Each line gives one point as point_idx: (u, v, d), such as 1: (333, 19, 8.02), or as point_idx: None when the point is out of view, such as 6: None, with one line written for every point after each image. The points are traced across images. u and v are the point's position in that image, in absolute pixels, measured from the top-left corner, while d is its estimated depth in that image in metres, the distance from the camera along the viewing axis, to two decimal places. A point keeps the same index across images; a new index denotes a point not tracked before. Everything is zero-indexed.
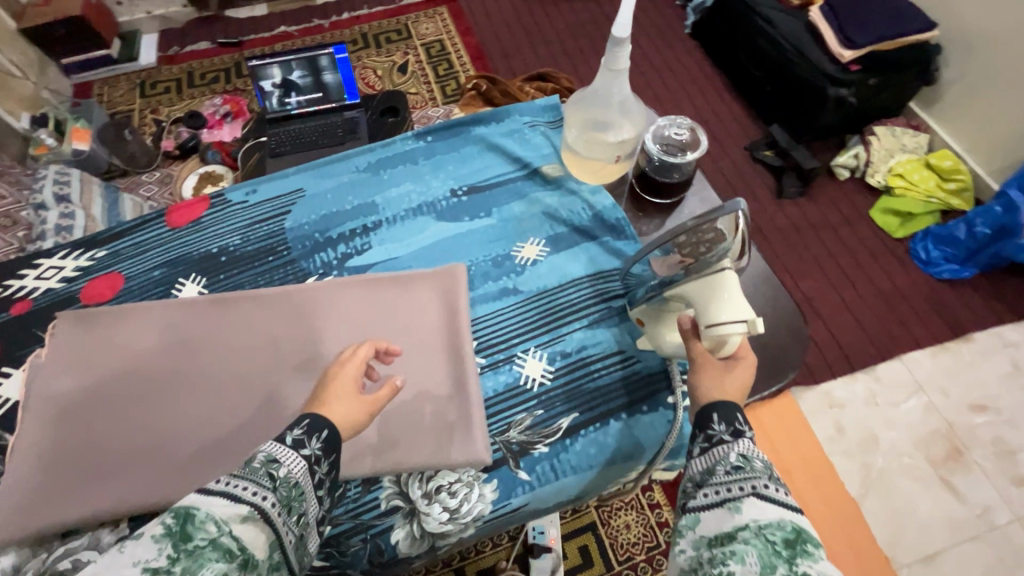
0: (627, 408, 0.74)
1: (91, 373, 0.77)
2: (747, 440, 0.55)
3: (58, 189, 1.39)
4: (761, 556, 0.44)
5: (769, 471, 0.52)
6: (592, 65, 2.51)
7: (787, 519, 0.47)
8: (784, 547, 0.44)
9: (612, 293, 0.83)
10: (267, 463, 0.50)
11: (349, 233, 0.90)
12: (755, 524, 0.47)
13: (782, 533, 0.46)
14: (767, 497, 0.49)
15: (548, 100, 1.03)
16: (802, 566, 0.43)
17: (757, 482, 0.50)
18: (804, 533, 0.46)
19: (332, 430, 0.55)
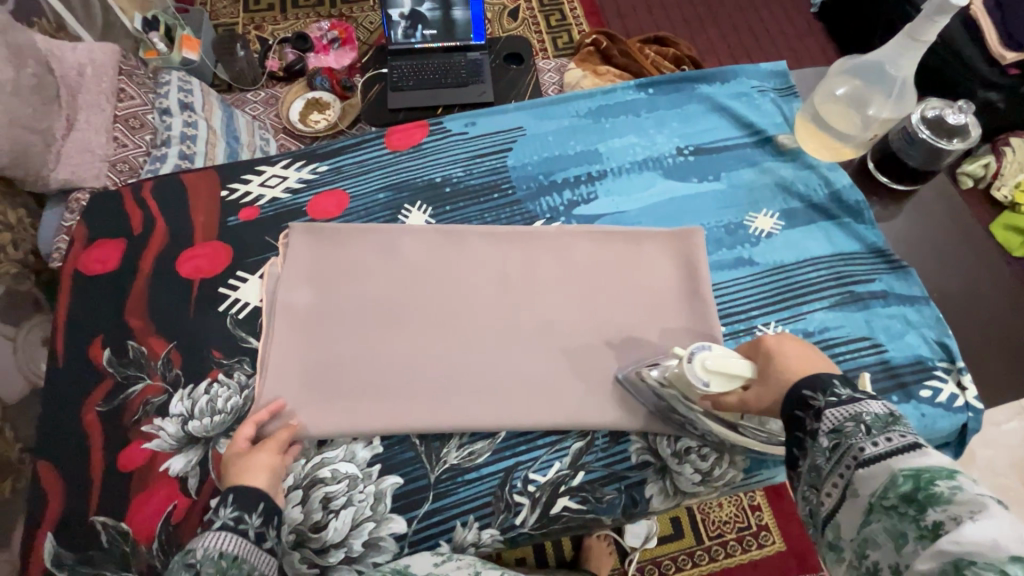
0: (877, 397, 0.72)
1: (329, 287, 0.76)
2: (833, 410, 0.45)
3: (182, 97, 1.30)
4: (887, 528, 0.38)
5: (863, 429, 0.43)
6: (709, 33, 2.24)
7: (897, 473, 0.39)
8: (906, 503, 0.37)
9: (853, 277, 0.80)
10: (184, 555, 0.53)
11: (575, 179, 0.87)
12: (876, 498, 0.39)
13: (899, 492, 0.38)
14: (871, 465, 0.41)
15: (775, 66, 0.97)
16: (932, 514, 0.36)
17: (854, 452, 0.42)
18: (925, 474, 0.38)
19: (232, 491, 0.58)
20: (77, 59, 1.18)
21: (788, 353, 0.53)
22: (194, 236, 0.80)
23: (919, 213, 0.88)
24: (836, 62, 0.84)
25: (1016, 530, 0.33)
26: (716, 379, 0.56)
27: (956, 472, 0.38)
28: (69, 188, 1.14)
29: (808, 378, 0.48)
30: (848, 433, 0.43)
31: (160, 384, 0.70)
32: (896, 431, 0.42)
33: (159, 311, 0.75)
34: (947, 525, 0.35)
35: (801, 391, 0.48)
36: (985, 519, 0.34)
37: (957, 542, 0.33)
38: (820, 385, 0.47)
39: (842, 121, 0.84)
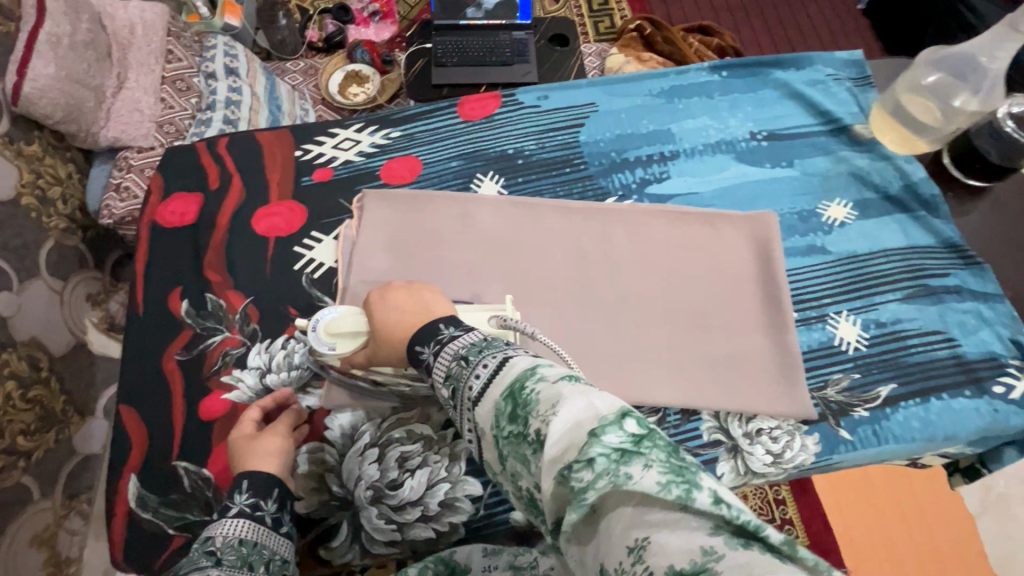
0: (949, 390, 0.72)
1: (404, 253, 0.76)
2: (441, 356, 0.50)
3: (227, 62, 1.28)
4: (515, 456, 0.41)
5: (465, 365, 0.47)
6: (754, 24, 2.20)
7: (497, 398, 0.43)
8: (509, 422, 0.41)
9: (927, 271, 0.79)
10: (204, 544, 0.51)
11: (647, 158, 0.86)
12: (496, 429, 0.42)
13: (504, 415, 0.42)
14: (480, 399, 0.44)
15: (852, 55, 0.96)
16: (532, 424, 0.39)
17: (467, 392, 0.46)
18: (517, 387, 0.42)
19: (244, 475, 0.57)
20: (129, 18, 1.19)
21: (386, 305, 0.60)
22: (270, 193, 0.80)
23: (993, 211, 0.86)
24: (924, 51, 0.83)
25: (586, 402, 0.38)
26: (341, 340, 0.65)
27: (537, 369, 0.42)
28: (117, 146, 1.14)
29: (419, 334, 0.54)
30: (461, 374, 0.47)
31: (239, 337, 0.71)
32: (486, 353, 0.47)
33: (236, 267, 0.75)
34: (542, 430, 0.38)
35: (414, 347, 0.53)
36: (566, 409, 0.38)
37: (555, 446, 0.37)
38: (430, 336, 0.52)
39: (924, 112, 0.83)
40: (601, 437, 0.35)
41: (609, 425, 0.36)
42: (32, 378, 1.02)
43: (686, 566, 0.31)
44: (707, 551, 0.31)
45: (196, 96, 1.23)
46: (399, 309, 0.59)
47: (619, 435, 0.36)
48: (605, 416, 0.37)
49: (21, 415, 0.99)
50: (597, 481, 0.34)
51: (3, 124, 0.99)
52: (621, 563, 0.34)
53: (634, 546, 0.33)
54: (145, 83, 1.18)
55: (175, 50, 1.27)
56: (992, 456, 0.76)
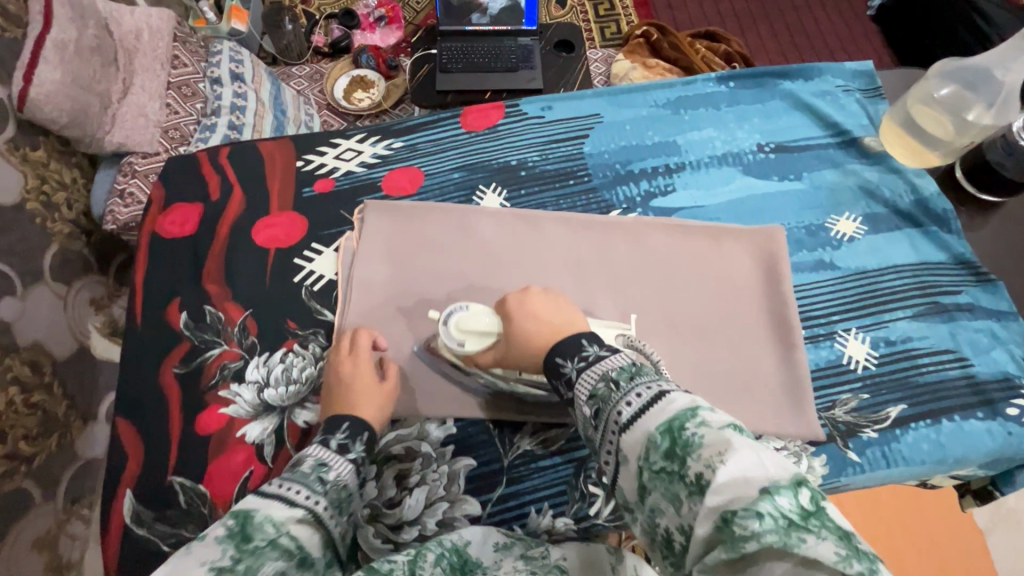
0: (961, 411, 0.70)
1: (404, 267, 0.75)
2: (587, 374, 0.52)
3: (233, 67, 1.28)
4: (663, 492, 0.42)
5: (614, 390, 0.49)
6: (761, 30, 2.18)
7: (652, 431, 0.44)
8: (664, 459, 0.42)
9: (938, 287, 0.78)
10: (318, 467, 0.53)
11: (652, 170, 0.85)
12: (644, 460, 0.44)
13: (658, 449, 0.43)
14: (629, 425, 0.46)
15: (861, 65, 0.94)
16: (692, 467, 0.41)
17: (615, 416, 0.47)
18: (676, 424, 0.43)
19: (371, 431, 0.60)
20: (135, 23, 1.19)
21: (524, 312, 0.61)
22: (270, 204, 0.80)
23: (1007, 226, 0.84)
24: (935, 64, 0.81)
25: (759, 460, 0.39)
26: (471, 337, 0.64)
27: (698, 411, 0.43)
28: (123, 153, 1.14)
29: (561, 345, 0.56)
30: (608, 397, 0.49)
31: (237, 351, 0.70)
32: (639, 382, 0.48)
33: (235, 280, 0.75)
34: (706, 474, 0.39)
35: (555, 358, 0.55)
36: (735, 459, 0.39)
37: (719, 492, 0.39)
38: (573, 351, 0.55)
39: (935, 123, 0.81)
40: (773, 497, 0.37)
41: (783, 488, 0.37)
42: (34, 383, 1.01)
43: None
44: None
45: (201, 102, 1.24)
46: (556, 317, 0.60)
47: (791, 501, 0.37)
48: (779, 479, 0.38)
49: (23, 420, 0.99)
50: (765, 533, 0.36)
51: (9, 129, 0.98)
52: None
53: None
54: (150, 88, 1.18)
55: (181, 55, 1.27)
56: (1004, 478, 0.74)
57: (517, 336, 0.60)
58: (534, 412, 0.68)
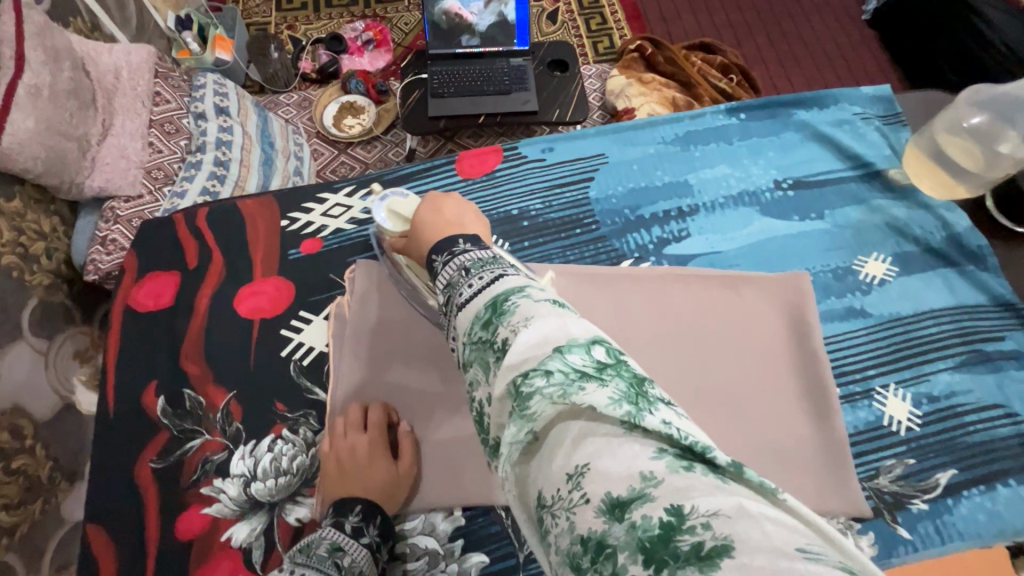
0: (1017, 474, 0.64)
1: (400, 336, 0.69)
2: (448, 266, 0.46)
3: (218, 101, 1.25)
4: (478, 365, 0.37)
5: (464, 275, 0.44)
6: (758, 39, 2.13)
7: (479, 307, 0.39)
8: (483, 328, 0.37)
9: (979, 333, 0.72)
10: (332, 552, 0.50)
11: (664, 214, 0.79)
12: (468, 334, 0.39)
13: (480, 321, 0.38)
14: (466, 305, 0.41)
15: (878, 90, 0.89)
16: (501, 332, 0.36)
17: (456, 299, 0.42)
18: (500, 300, 0.38)
19: (384, 515, 0.56)
20: (114, 62, 1.13)
21: (432, 215, 0.59)
22: (255, 270, 0.74)
23: None
24: (967, 90, 0.76)
25: (560, 322, 0.34)
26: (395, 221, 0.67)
27: (525, 288, 0.39)
28: (104, 196, 1.08)
29: (439, 245, 0.50)
30: (457, 283, 0.44)
31: (220, 440, 0.64)
32: (486, 269, 0.43)
33: (219, 357, 0.68)
34: (509, 338, 0.35)
35: (433, 258, 0.49)
36: (538, 324, 0.34)
37: (516, 355, 0.33)
38: (445, 247, 0.49)
39: (966, 155, 0.76)
40: (564, 355, 0.32)
41: (578, 348, 0.32)
42: (15, 449, 0.90)
43: (624, 492, 0.26)
44: (647, 476, 0.26)
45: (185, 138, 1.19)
46: (454, 216, 0.59)
47: (586, 358, 0.32)
48: (576, 339, 0.33)
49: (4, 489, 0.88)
50: (547, 388, 0.30)
51: None
52: (559, 491, 0.29)
53: (573, 471, 0.28)
54: (129, 130, 1.11)
55: (162, 90, 1.21)
56: None
57: (416, 224, 0.60)
58: None
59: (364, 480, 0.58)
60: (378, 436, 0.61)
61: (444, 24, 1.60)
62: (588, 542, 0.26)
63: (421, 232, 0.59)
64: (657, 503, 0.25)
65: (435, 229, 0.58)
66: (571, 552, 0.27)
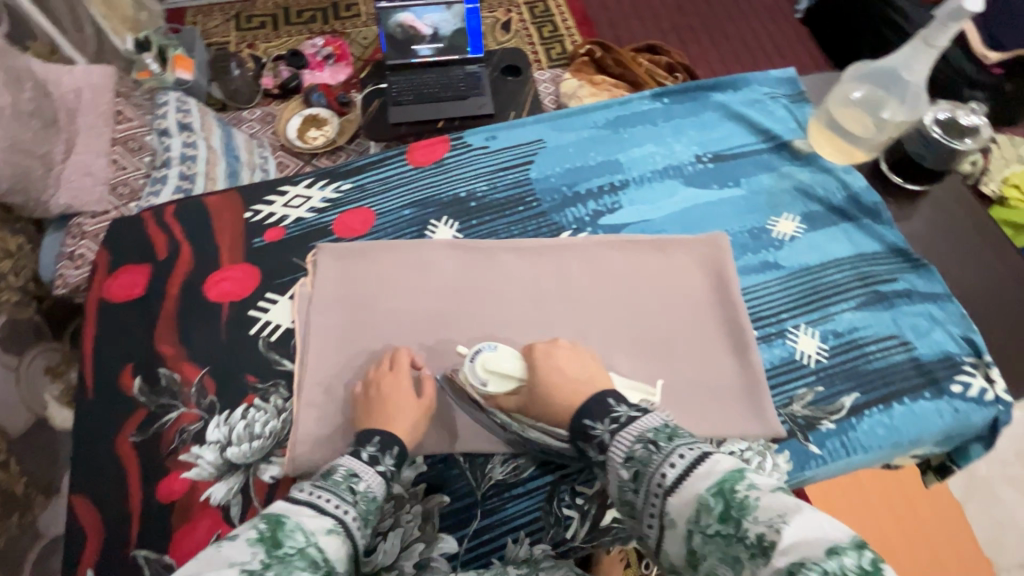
0: (910, 394, 0.73)
1: (360, 308, 0.76)
2: (621, 436, 0.54)
3: (180, 117, 1.25)
4: (719, 555, 0.42)
5: (653, 451, 0.50)
6: (700, 40, 2.27)
7: (701, 494, 0.45)
8: (718, 521, 0.43)
9: (876, 277, 0.82)
10: (349, 478, 0.57)
11: (598, 189, 0.88)
12: (693, 521, 0.45)
13: (713, 513, 0.44)
14: (673, 488, 0.47)
15: (785, 73, 1.00)
16: (749, 528, 0.41)
17: (656, 478, 0.49)
18: (725, 486, 0.44)
19: (402, 447, 0.62)
20: (75, 82, 1.16)
21: (550, 363, 0.65)
22: (221, 258, 0.79)
23: (935, 212, 0.89)
24: (852, 66, 0.86)
25: (815, 522, 0.39)
26: (493, 378, 0.66)
27: (745, 476, 0.45)
28: (71, 213, 1.12)
29: (589, 409, 0.58)
30: (647, 461, 0.50)
31: (196, 411, 0.69)
32: (678, 443, 0.50)
33: (190, 337, 0.74)
34: (767, 535, 0.40)
35: (584, 420, 0.58)
36: (794, 524, 0.39)
37: (787, 552, 0.38)
38: (601, 412, 0.57)
39: (855, 123, 0.86)
40: (837, 555, 0.37)
41: (847, 548, 0.37)
42: None
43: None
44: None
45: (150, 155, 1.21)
46: (581, 375, 0.63)
47: (856, 560, 0.37)
48: (841, 540, 0.38)
49: None
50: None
51: None
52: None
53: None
54: (92, 146, 1.13)
55: (124, 109, 1.24)
56: (959, 453, 0.77)
57: (542, 396, 0.63)
58: (463, 420, 0.69)
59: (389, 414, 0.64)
60: (404, 376, 0.68)
61: (399, 36, 1.70)
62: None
63: (548, 396, 0.62)
64: None
65: (564, 395, 0.61)
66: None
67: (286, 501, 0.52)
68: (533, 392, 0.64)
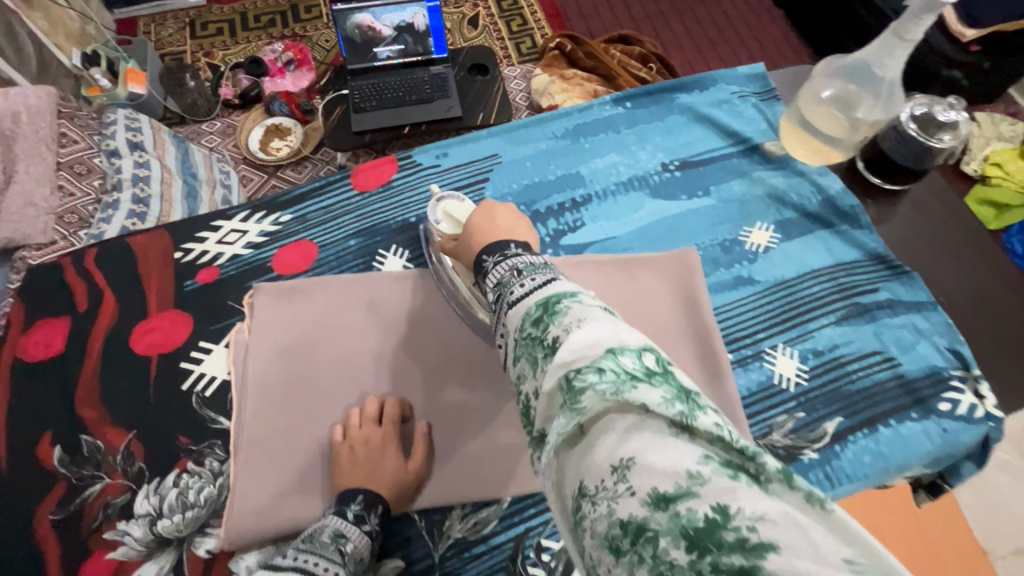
0: (897, 414, 0.68)
1: (301, 352, 0.69)
2: (500, 267, 0.48)
3: (131, 136, 1.14)
4: (527, 360, 0.38)
5: (516, 276, 0.46)
6: (674, 27, 2.19)
7: (529, 308, 0.41)
8: (534, 329, 0.39)
9: (857, 288, 0.77)
10: (336, 539, 0.54)
11: (558, 207, 0.82)
12: (520, 336, 0.39)
13: (531, 319, 0.40)
14: (516, 303, 0.43)
15: (753, 68, 0.94)
16: (550, 331, 0.37)
17: (507, 298, 0.44)
18: (550, 304, 0.40)
19: (386, 505, 0.58)
20: (11, 105, 1.06)
21: (491, 211, 0.61)
22: (149, 306, 0.72)
23: (915, 211, 0.84)
24: (821, 62, 0.80)
25: (613, 329, 0.35)
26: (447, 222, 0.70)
27: (576, 294, 0.40)
28: (15, 246, 1.00)
29: (490, 246, 0.52)
30: (509, 286, 0.45)
31: (122, 481, 0.63)
32: (536, 272, 0.45)
33: (117, 397, 0.67)
34: (561, 337, 0.36)
35: (482, 259, 0.51)
36: (590, 328, 0.35)
37: (571, 354, 0.34)
38: (497, 249, 0.50)
39: (829, 122, 0.80)
40: (616, 356, 0.32)
41: (629, 351, 0.33)
42: None
43: (671, 488, 0.26)
44: (693, 473, 0.26)
45: (100, 176, 1.10)
46: (507, 224, 0.59)
47: (638, 362, 0.32)
48: (628, 343, 0.34)
49: None
50: (600, 384, 0.31)
51: None
52: (601, 482, 0.29)
53: (618, 464, 0.28)
54: (35, 175, 1.04)
55: (70, 130, 1.11)
56: (952, 471, 0.72)
57: (468, 232, 0.59)
58: None
59: (374, 470, 0.60)
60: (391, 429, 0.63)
61: (358, 39, 1.57)
62: (627, 526, 0.27)
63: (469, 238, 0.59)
64: (703, 500, 0.25)
65: (483, 234, 0.57)
66: (610, 534, 0.28)
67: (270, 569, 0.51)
68: (463, 236, 0.61)
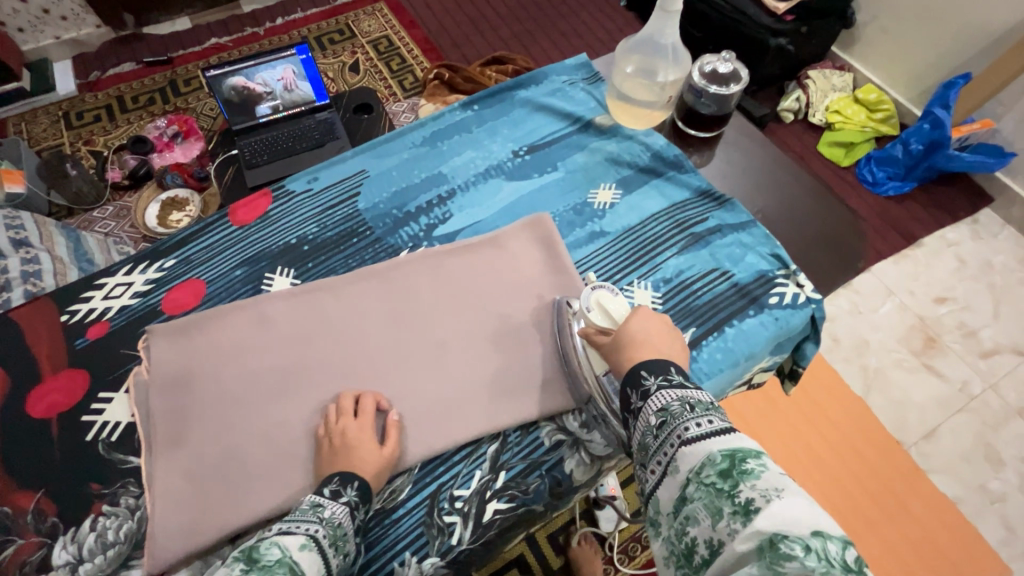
0: (737, 316, 0.80)
1: (197, 382, 0.72)
2: (665, 392, 0.54)
3: (11, 233, 1.06)
4: (704, 502, 0.45)
5: (688, 410, 0.51)
6: (541, 44, 2.35)
7: (712, 452, 0.47)
8: (721, 481, 0.45)
9: (690, 221, 0.89)
10: (315, 508, 0.59)
11: (427, 205, 0.90)
12: (694, 472, 0.47)
13: (715, 467, 0.46)
14: (693, 441, 0.49)
15: (577, 60, 1.08)
16: (742, 492, 0.44)
17: (679, 431, 0.50)
18: (737, 456, 0.46)
19: (361, 478, 0.62)
20: None
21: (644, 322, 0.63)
22: (42, 371, 0.74)
23: (731, 153, 1.00)
24: (619, 44, 0.94)
25: (806, 505, 0.42)
26: (598, 311, 0.69)
27: (760, 455, 0.47)
28: None
29: (653, 361, 0.57)
30: (679, 417, 0.52)
31: (36, 539, 0.64)
32: (712, 411, 0.51)
33: (19, 464, 0.68)
34: (757, 501, 0.42)
35: (640, 371, 0.57)
36: (788, 498, 0.42)
37: (770, 517, 0.41)
38: (659, 369, 0.56)
39: (642, 91, 0.94)
40: (821, 539, 0.39)
41: (834, 539, 0.40)
42: None
43: None
44: None
45: None
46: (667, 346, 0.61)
47: (839, 551, 0.39)
48: (828, 529, 0.40)
49: None
50: (807, 560, 0.38)
51: None
52: None
53: None
54: None
55: None
56: (799, 354, 0.85)
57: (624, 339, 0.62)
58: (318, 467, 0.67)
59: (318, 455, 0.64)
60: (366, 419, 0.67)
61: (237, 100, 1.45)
62: None
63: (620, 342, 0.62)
64: None
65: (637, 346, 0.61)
66: None
67: (260, 538, 0.56)
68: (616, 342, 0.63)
